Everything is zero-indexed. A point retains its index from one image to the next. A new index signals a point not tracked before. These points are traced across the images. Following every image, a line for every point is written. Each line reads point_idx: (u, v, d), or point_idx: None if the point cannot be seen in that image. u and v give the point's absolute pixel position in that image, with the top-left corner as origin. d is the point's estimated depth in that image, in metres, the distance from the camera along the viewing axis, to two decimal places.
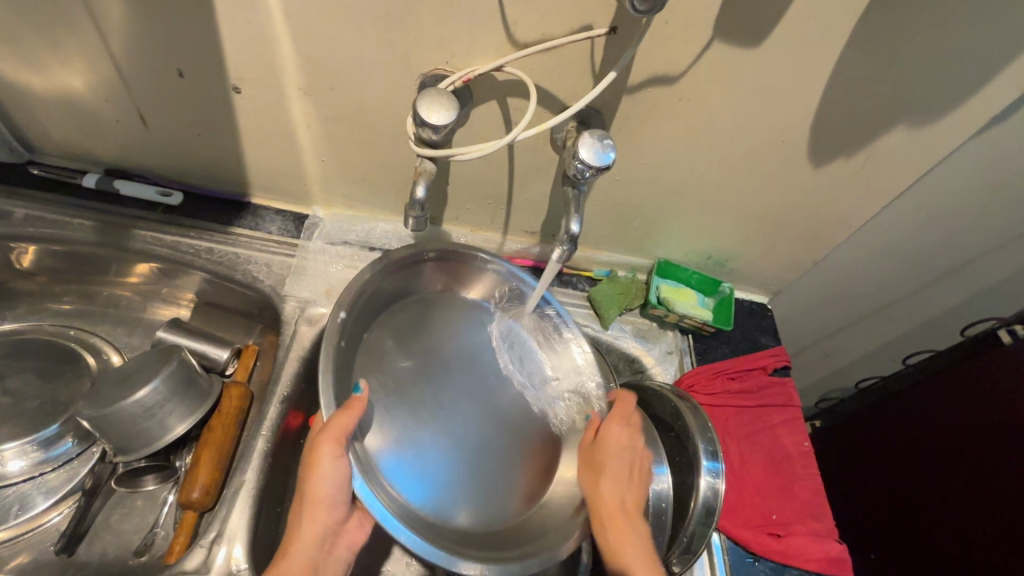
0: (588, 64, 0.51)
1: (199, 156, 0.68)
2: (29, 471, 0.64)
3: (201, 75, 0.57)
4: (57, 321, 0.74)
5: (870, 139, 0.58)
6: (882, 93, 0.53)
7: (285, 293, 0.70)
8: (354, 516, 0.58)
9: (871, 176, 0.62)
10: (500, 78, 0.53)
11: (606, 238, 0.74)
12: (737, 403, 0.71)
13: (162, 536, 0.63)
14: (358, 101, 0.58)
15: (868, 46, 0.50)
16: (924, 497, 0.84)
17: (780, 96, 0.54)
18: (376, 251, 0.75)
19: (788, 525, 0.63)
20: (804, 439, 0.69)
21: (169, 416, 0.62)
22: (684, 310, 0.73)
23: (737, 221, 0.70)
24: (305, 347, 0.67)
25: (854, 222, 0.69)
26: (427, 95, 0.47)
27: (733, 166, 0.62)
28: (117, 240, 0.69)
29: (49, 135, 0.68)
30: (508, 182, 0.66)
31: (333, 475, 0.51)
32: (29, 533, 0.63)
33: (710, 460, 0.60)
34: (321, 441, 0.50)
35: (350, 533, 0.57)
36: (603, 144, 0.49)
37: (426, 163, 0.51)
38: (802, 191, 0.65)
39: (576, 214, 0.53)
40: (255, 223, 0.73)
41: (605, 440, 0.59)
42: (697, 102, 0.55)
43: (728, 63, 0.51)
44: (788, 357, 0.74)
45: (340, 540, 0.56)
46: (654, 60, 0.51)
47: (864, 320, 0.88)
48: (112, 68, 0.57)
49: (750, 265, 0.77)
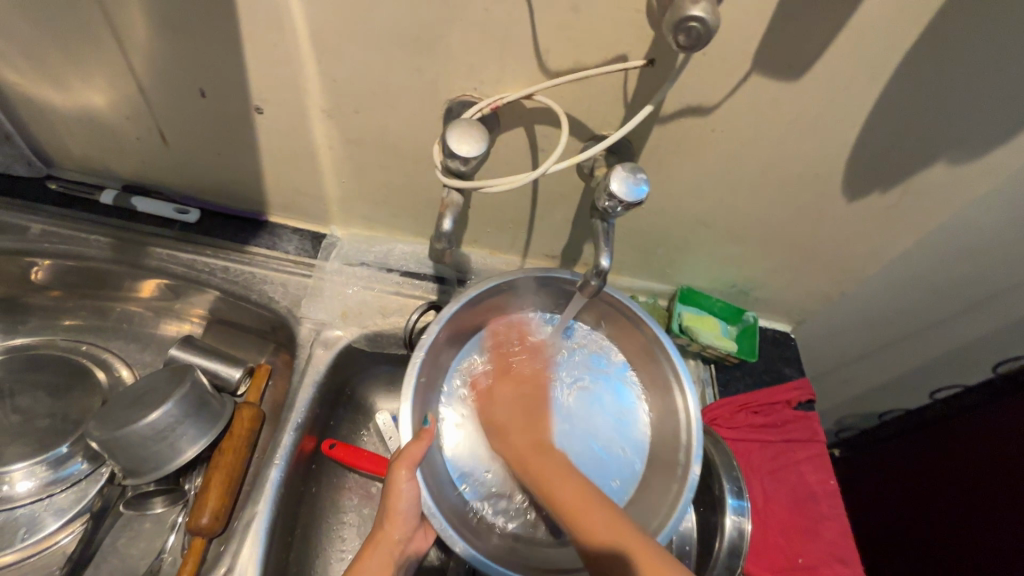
0: (620, 94, 0.50)
1: (218, 174, 0.67)
2: (38, 491, 0.63)
3: (225, 96, 0.56)
4: (70, 337, 0.74)
5: (907, 174, 0.56)
6: (923, 129, 0.52)
7: (301, 315, 0.68)
8: (421, 527, 0.58)
9: (906, 210, 0.60)
10: (529, 107, 0.52)
11: (627, 264, 0.73)
12: (760, 437, 0.68)
13: (170, 562, 0.62)
14: (381, 125, 0.57)
15: (910, 83, 0.48)
16: (946, 537, 0.82)
17: (817, 130, 0.52)
18: (393, 272, 0.73)
19: (814, 569, 0.61)
20: (830, 477, 0.66)
21: (182, 438, 0.61)
22: (708, 340, 0.71)
23: (763, 251, 0.68)
24: (321, 371, 0.66)
25: (884, 255, 0.67)
26: (456, 125, 0.46)
27: (764, 197, 0.60)
28: (133, 256, 0.68)
29: (68, 150, 0.67)
30: (531, 207, 0.65)
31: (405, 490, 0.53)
32: (36, 555, 0.62)
33: (735, 499, 0.58)
34: (396, 468, 0.53)
35: (417, 545, 0.57)
36: (636, 178, 0.47)
37: (452, 193, 0.50)
38: (833, 224, 0.63)
39: (605, 248, 0.51)
40: (272, 241, 0.72)
41: (501, 384, 0.66)
42: (730, 133, 0.53)
43: (765, 96, 0.50)
44: (813, 390, 0.71)
45: (409, 547, 0.56)
46: (688, 92, 0.50)
47: (888, 352, 0.86)
48: (135, 87, 0.56)
49: (775, 294, 0.75)
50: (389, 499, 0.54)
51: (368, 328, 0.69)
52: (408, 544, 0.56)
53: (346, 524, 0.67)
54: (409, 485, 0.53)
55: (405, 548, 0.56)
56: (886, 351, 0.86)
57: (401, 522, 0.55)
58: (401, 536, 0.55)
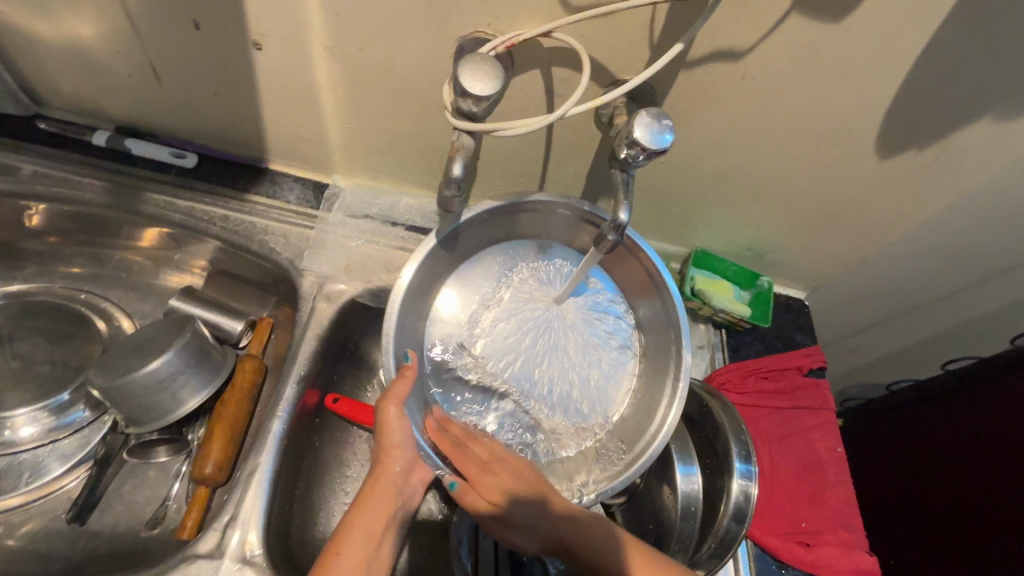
0: (647, 34, 0.46)
1: (214, 116, 0.64)
2: (41, 437, 0.64)
3: (219, 28, 0.52)
4: (68, 284, 0.72)
5: (950, 129, 0.52)
6: (970, 82, 0.48)
7: (303, 267, 0.67)
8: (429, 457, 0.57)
9: (941, 171, 0.57)
10: (546, 46, 0.48)
11: (641, 223, 0.70)
12: (770, 403, 0.67)
13: (174, 509, 0.62)
14: (387, 64, 0.53)
15: (963, 30, 0.44)
16: (946, 503, 0.82)
17: (854, 81, 0.49)
18: (398, 226, 0.71)
19: (818, 534, 0.60)
20: (837, 445, 0.66)
21: (183, 389, 0.60)
22: (721, 304, 0.69)
23: (785, 211, 0.65)
24: (324, 324, 0.65)
25: (911, 219, 0.64)
26: (470, 61, 0.42)
27: (792, 152, 0.57)
28: (128, 203, 0.66)
29: (56, 87, 0.64)
30: (544, 160, 0.61)
31: (398, 427, 0.54)
32: (40, 499, 0.62)
33: (742, 463, 0.57)
34: (384, 406, 0.53)
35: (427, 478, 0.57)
36: (660, 125, 0.44)
37: (464, 137, 0.48)
38: (862, 184, 0.60)
39: (625, 201, 0.49)
40: (272, 190, 0.70)
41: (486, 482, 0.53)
42: (761, 82, 0.50)
43: (804, 39, 0.46)
44: (824, 357, 0.70)
45: (416, 479, 0.56)
46: (720, 34, 0.46)
47: (901, 322, 0.84)
48: (123, 17, 0.52)
49: (793, 259, 0.73)
50: (382, 436, 0.54)
51: (372, 282, 0.68)
52: (414, 477, 0.55)
53: (350, 478, 0.67)
54: (400, 423, 0.54)
55: (406, 480, 0.55)
56: (901, 321, 0.84)
57: (400, 453, 0.54)
58: (403, 465, 0.54)
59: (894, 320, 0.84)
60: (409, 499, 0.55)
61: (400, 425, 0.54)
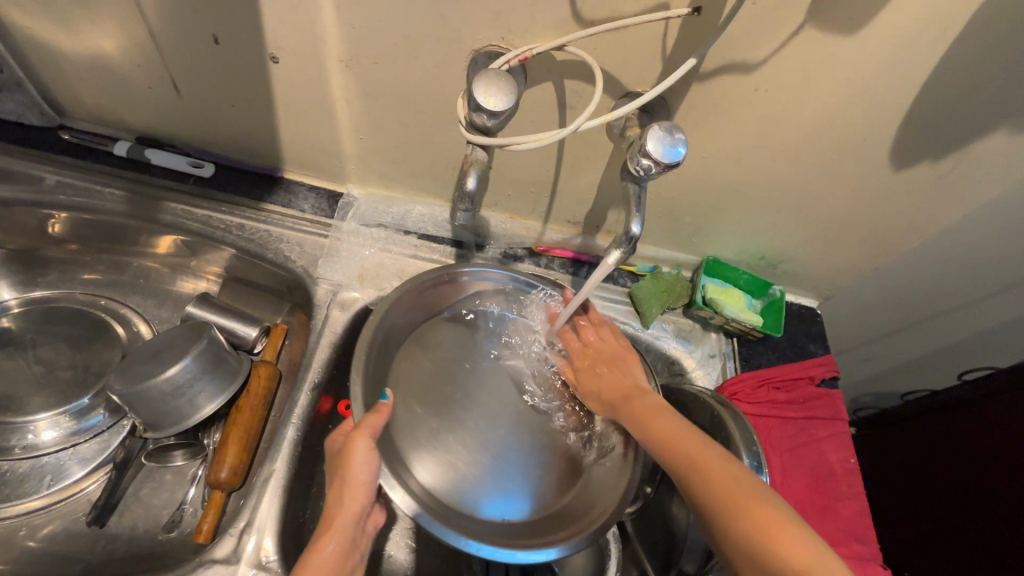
0: (660, 47, 0.47)
1: (232, 127, 0.65)
2: (62, 440, 0.65)
3: (238, 43, 0.53)
4: (88, 290, 0.74)
5: (968, 140, 0.52)
6: (988, 93, 0.48)
7: (317, 275, 0.68)
8: None
9: (956, 182, 0.57)
10: (560, 59, 0.49)
11: (653, 232, 0.70)
12: (781, 414, 0.67)
13: (190, 513, 0.63)
14: (401, 76, 0.54)
15: (980, 42, 0.44)
16: (961, 515, 0.80)
17: (868, 93, 0.49)
18: (410, 235, 0.72)
19: (832, 546, 0.60)
20: (850, 456, 0.65)
21: (200, 395, 0.61)
22: (733, 313, 0.69)
23: (797, 222, 0.65)
24: (338, 332, 0.66)
25: (927, 229, 0.63)
26: (484, 76, 0.43)
27: (806, 163, 0.57)
28: (148, 211, 0.68)
29: (79, 99, 0.65)
30: (556, 170, 0.62)
31: (365, 464, 0.49)
32: (61, 502, 0.63)
33: (754, 474, 0.57)
34: (354, 439, 0.49)
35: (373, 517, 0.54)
36: (673, 138, 0.44)
37: (477, 150, 0.48)
38: (877, 195, 0.59)
39: (637, 213, 0.49)
40: (288, 199, 0.71)
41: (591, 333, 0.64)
42: (773, 94, 0.50)
43: (817, 52, 0.46)
44: (837, 366, 0.70)
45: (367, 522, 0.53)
46: (732, 46, 0.46)
47: (917, 331, 0.83)
48: (145, 32, 0.54)
49: (806, 268, 0.72)
50: (345, 473, 0.49)
51: (385, 290, 0.69)
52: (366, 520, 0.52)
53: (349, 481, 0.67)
54: (368, 458, 0.49)
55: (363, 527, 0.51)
56: (916, 331, 0.83)
57: (362, 496, 0.50)
58: (360, 511, 0.51)
59: (910, 329, 0.83)
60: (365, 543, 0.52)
61: (367, 462, 0.49)
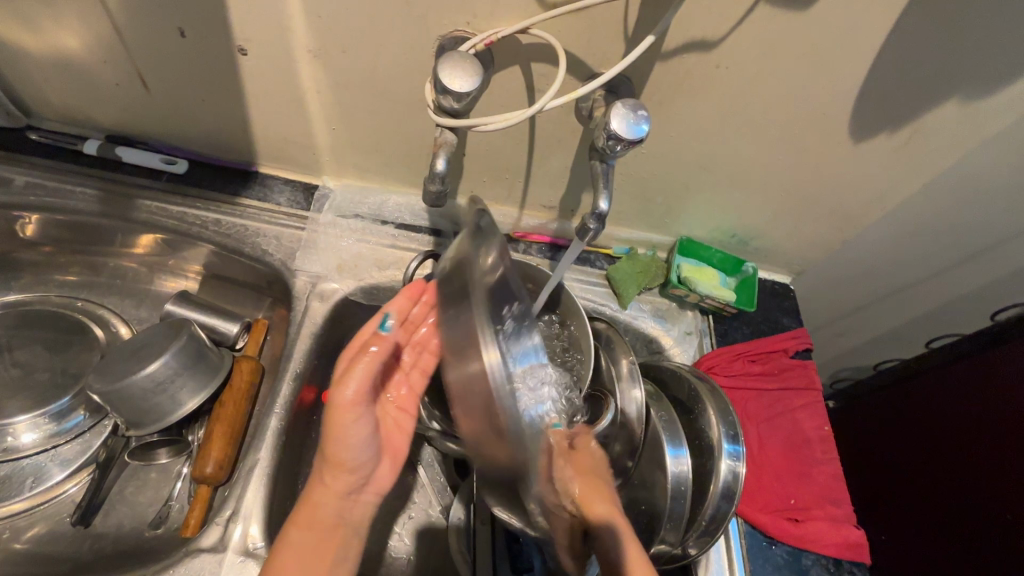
0: (621, 28, 0.48)
1: (203, 122, 0.65)
2: (43, 443, 0.65)
3: (205, 35, 0.53)
4: (64, 292, 0.73)
5: (920, 111, 0.54)
6: (937, 64, 0.50)
7: (295, 268, 0.68)
8: (383, 462, 0.55)
9: (913, 153, 0.59)
10: (525, 43, 0.50)
11: (627, 214, 0.71)
12: (757, 385, 0.69)
13: (177, 509, 0.63)
14: (371, 65, 0.54)
15: (925, 13, 0.46)
16: (933, 476, 0.83)
17: (825, 67, 0.50)
18: (387, 225, 0.73)
19: (807, 510, 0.62)
20: (824, 424, 0.67)
21: (181, 391, 0.61)
22: (706, 290, 0.71)
23: (764, 199, 0.67)
24: (317, 323, 0.66)
25: (889, 201, 0.66)
26: (448, 59, 0.44)
27: (769, 139, 0.58)
28: (122, 210, 0.67)
29: (46, 99, 0.65)
30: (528, 155, 0.63)
31: (355, 434, 0.49)
32: (44, 504, 0.63)
33: (730, 444, 0.58)
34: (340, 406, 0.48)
35: (378, 485, 0.54)
36: (636, 116, 0.45)
37: (446, 133, 0.49)
38: (839, 168, 0.61)
39: (604, 190, 0.51)
40: (263, 193, 0.71)
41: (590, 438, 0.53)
42: (734, 72, 0.51)
43: (772, 29, 0.47)
44: (810, 339, 0.72)
45: (365, 493, 0.53)
46: (691, 26, 0.47)
47: (886, 303, 0.86)
48: (110, 27, 0.53)
49: (776, 244, 0.74)
50: (331, 447, 0.49)
51: (363, 280, 0.70)
52: (363, 491, 0.53)
53: None
54: (354, 424, 0.49)
55: (354, 500, 0.52)
56: (885, 303, 0.86)
57: (344, 474, 0.51)
58: (348, 486, 0.51)
59: (880, 302, 0.86)
60: (362, 520, 0.52)
61: (354, 425, 0.49)
